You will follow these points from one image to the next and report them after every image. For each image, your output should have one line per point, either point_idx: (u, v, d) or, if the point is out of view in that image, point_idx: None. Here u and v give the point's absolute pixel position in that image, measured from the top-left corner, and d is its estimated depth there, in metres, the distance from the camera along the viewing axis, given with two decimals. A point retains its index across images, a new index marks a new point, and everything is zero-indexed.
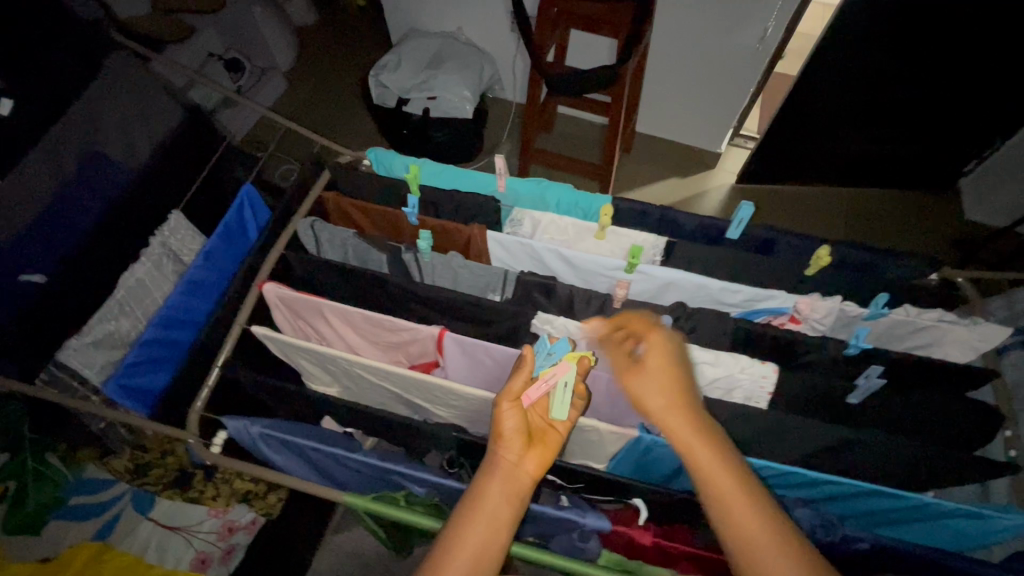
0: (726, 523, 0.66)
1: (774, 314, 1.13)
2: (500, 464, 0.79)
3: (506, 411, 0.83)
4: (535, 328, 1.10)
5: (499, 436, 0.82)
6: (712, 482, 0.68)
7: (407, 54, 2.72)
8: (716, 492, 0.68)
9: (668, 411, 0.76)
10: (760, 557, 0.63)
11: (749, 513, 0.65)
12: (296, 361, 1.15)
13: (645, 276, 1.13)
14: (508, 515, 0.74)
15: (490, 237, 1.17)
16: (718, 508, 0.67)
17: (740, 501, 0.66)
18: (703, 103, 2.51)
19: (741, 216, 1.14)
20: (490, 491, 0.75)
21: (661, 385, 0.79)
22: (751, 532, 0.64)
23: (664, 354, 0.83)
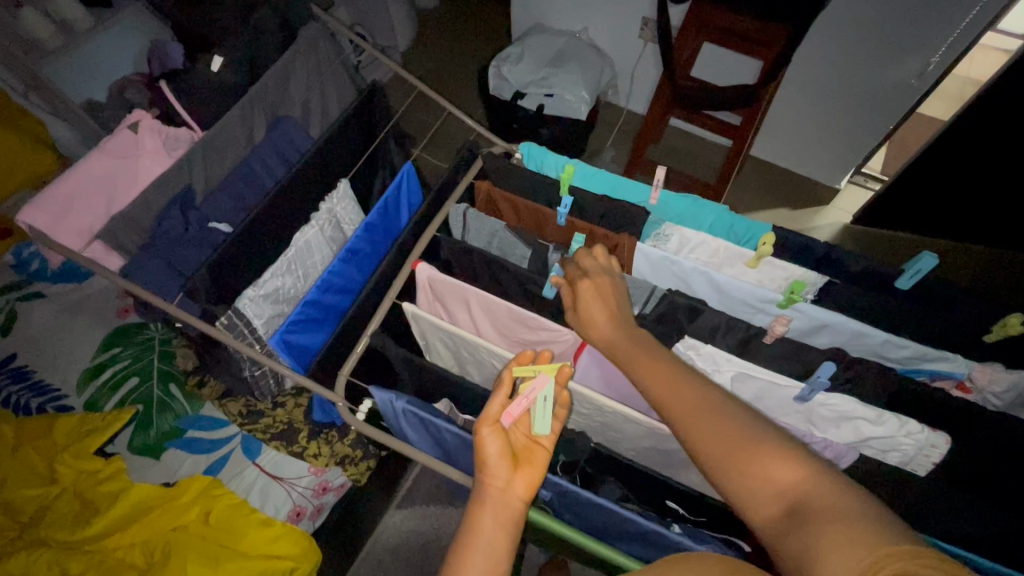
0: (652, 391, 0.70)
1: (945, 378, 1.04)
2: (489, 495, 0.73)
3: (485, 438, 0.76)
4: (679, 351, 1.08)
5: (481, 465, 0.76)
6: (633, 362, 0.75)
7: (529, 48, 2.70)
8: (637, 370, 0.74)
9: (601, 327, 0.84)
10: (678, 408, 0.66)
11: (666, 377, 0.70)
12: (430, 341, 1.17)
13: (803, 315, 1.06)
14: (505, 545, 0.70)
15: (639, 249, 1.13)
16: (642, 382, 0.72)
17: (662, 373, 0.71)
18: (834, 136, 2.35)
19: (920, 267, 1.05)
20: (481, 521, 0.71)
21: (608, 324, 0.83)
22: (667, 390, 0.69)
23: (595, 283, 0.89)
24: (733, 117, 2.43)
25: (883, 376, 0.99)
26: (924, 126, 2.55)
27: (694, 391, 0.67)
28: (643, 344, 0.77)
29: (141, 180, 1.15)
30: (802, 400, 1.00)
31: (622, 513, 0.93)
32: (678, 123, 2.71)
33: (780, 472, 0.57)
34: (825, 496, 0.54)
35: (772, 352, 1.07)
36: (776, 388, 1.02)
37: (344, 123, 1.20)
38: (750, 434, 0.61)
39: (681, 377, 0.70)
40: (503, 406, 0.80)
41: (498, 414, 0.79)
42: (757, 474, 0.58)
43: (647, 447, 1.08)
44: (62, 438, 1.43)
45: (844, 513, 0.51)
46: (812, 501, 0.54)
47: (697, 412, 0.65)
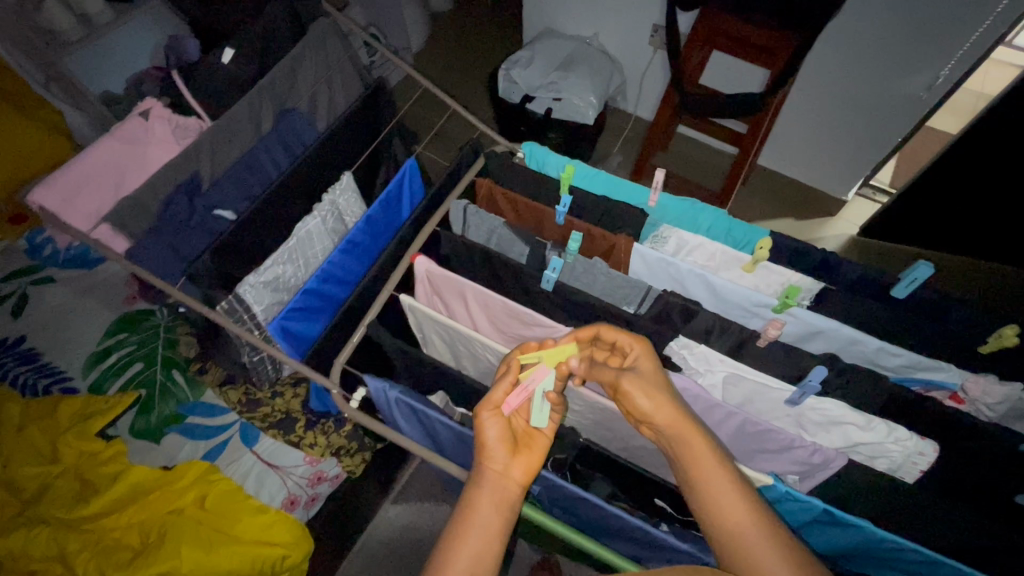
0: (716, 512, 0.67)
1: (938, 388, 1.04)
2: (488, 475, 0.76)
3: (486, 421, 0.80)
4: (671, 350, 1.08)
5: (482, 446, 0.79)
6: (701, 469, 0.71)
7: (539, 52, 2.73)
8: (706, 479, 0.70)
9: (658, 408, 0.77)
10: (748, 547, 0.64)
11: (732, 494, 0.68)
12: (427, 334, 1.19)
13: (797, 319, 1.06)
14: (500, 523, 0.71)
15: (636, 250, 1.15)
16: (703, 487, 0.70)
17: (725, 485, 0.69)
18: (841, 147, 2.35)
19: (915, 276, 1.05)
20: (477, 496, 0.73)
21: (666, 400, 0.77)
22: (738, 519, 0.66)
23: (653, 365, 0.83)
24: (741, 125, 2.44)
25: (876, 382, 0.99)
26: (933, 140, 2.54)
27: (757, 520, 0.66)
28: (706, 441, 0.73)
29: (150, 167, 1.18)
30: (792, 404, 1.01)
31: (608, 509, 0.94)
32: (685, 131, 2.72)
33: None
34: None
35: (765, 356, 1.07)
36: (767, 391, 1.02)
37: (350, 118, 1.22)
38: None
39: (743, 499, 0.68)
40: (505, 393, 0.82)
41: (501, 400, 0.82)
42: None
43: (638, 446, 1.08)
44: (66, 420, 1.47)
45: None
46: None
47: (766, 558, 0.62)
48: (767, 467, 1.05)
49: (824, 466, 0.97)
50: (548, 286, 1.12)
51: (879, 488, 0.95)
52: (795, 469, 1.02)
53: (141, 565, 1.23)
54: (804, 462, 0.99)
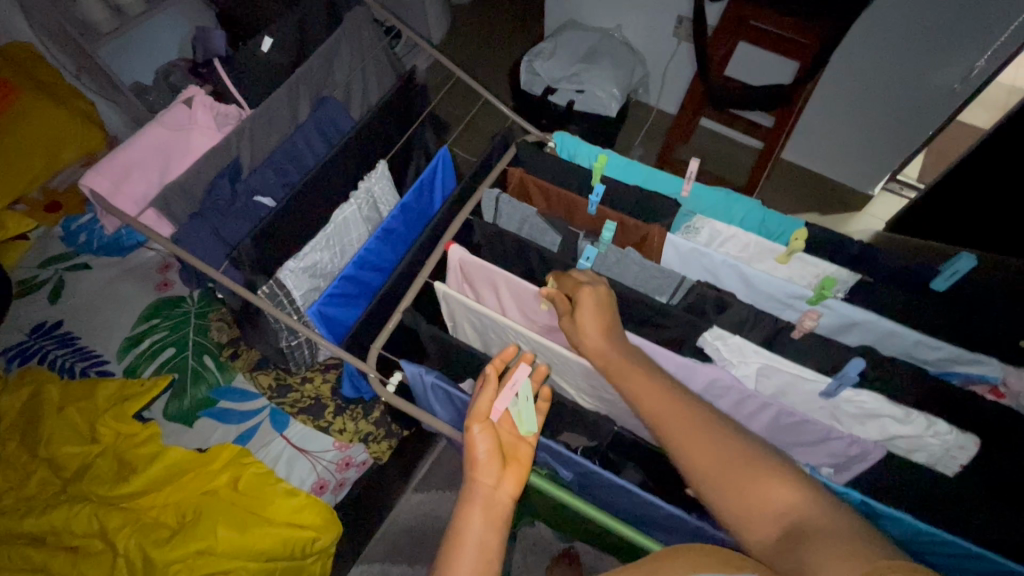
0: (647, 415, 0.76)
1: (977, 381, 1.02)
2: (477, 492, 0.73)
3: (477, 434, 0.78)
4: (703, 341, 1.08)
5: (471, 462, 0.76)
6: (630, 389, 0.80)
7: (562, 44, 2.72)
8: (635, 394, 0.79)
9: (593, 340, 0.89)
10: (683, 440, 0.70)
11: (653, 394, 0.77)
12: (459, 321, 1.20)
13: (833, 311, 1.06)
14: (494, 540, 0.69)
15: (669, 240, 1.15)
16: (634, 400, 0.79)
17: (648, 390, 0.78)
18: (869, 140, 2.32)
19: (958, 268, 1.03)
20: (469, 518, 0.70)
21: (599, 337, 0.88)
22: (672, 421, 0.73)
23: (600, 300, 0.93)
24: (768, 118, 2.41)
25: (916, 375, 0.98)
26: (965, 135, 2.49)
27: (676, 405, 0.74)
28: (634, 366, 0.83)
29: (192, 153, 1.21)
30: (828, 396, 1.00)
31: (642, 495, 0.94)
32: (709, 123, 2.69)
33: (779, 498, 0.62)
34: (812, 513, 0.60)
35: (800, 347, 1.06)
36: (802, 383, 1.02)
37: (384, 105, 1.24)
38: (753, 463, 0.65)
39: (665, 395, 0.76)
40: (491, 403, 0.81)
41: (489, 410, 0.81)
42: (754, 493, 0.63)
43: None
44: (103, 401, 1.50)
45: (823, 523, 0.57)
46: (811, 521, 0.58)
47: (700, 446, 0.69)
48: (799, 458, 1.05)
49: (860, 458, 0.97)
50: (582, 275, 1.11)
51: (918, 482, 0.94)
52: (830, 461, 1.02)
53: (178, 542, 1.27)
54: (840, 454, 0.98)
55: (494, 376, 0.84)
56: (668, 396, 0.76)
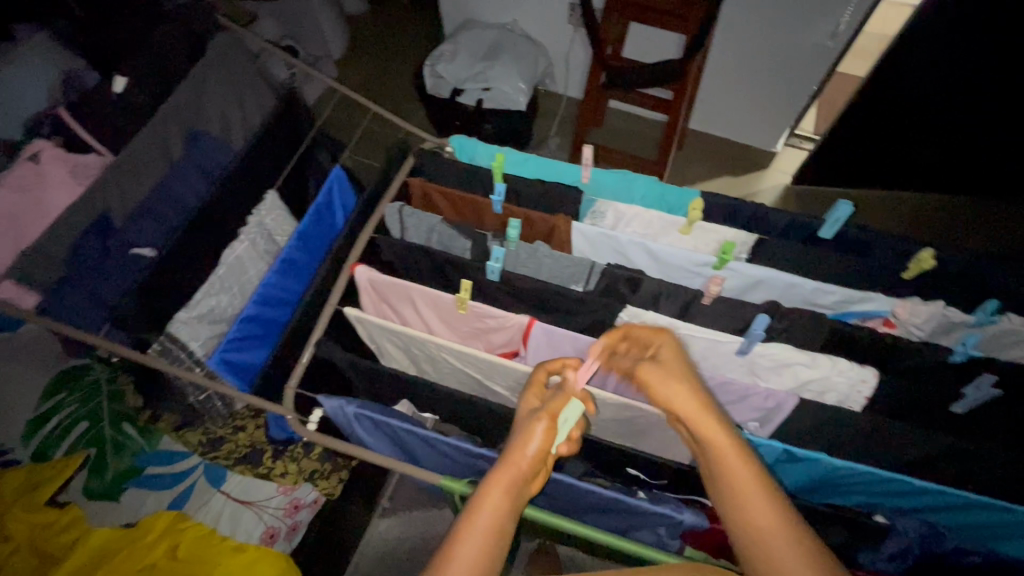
0: (737, 507, 0.69)
1: (869, 316, 1.09)
2: (513, 471, 0.74)
3: (537, 427, 0.78)
4: (620, 321, 1.10)
5: (522, 447, 0.77)
6: (723, 466, 0.72)
7: (462, 44, 2.70)
8: (731, 480, 0.70)
9: (685, 401, 0.78)
10: (769, 548, 0.65)
11: (755, 497, 0.68)
12: (380, 343, 1.17)
13: (736, 273, 1.10)
14: (512, 522, 0.71)
15: (575, 229, 1.17)
16: (727, 484, 0.71)
17: (745, 482, 0.69)
18: (763, 102, 2.44)
19: (838, 215, 1.11)
20: (494, 498, 0.72)
21: (692, 402, 0.77)
22: (760, 525, 0.66)
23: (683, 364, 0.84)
24: (666, 93, 2.50)
25: (814, 321, 1.04)
26: (846, 86, 2.68)
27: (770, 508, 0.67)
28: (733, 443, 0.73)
29: (56, 214, 1.11)
30: (741, 354, 1.04)
31: (578, 485, 0.95)
32: (617, 105, 2.76)
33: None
34: None
35: (713, 313, 1.10)
36: (715, 346, 1.05)
37: (265, 134, 1.18)
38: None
39: (761, 493, 0.68)
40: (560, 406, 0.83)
41: (557, 410, 0.82)
42: None
43: (604, 420, 1.11)
44: (10, 493, 1.35)
45: None
46: None
47: (779, 556, 0.64)
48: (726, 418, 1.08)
49: (777, 409, 1.01)
50: (495, 278, 1.12)
51: (831, 421, 0.99)
52: (755, 416, 1.05)
53: None
54: (760, 408, 1.02)
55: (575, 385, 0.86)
56: (765, 495, 0.68)
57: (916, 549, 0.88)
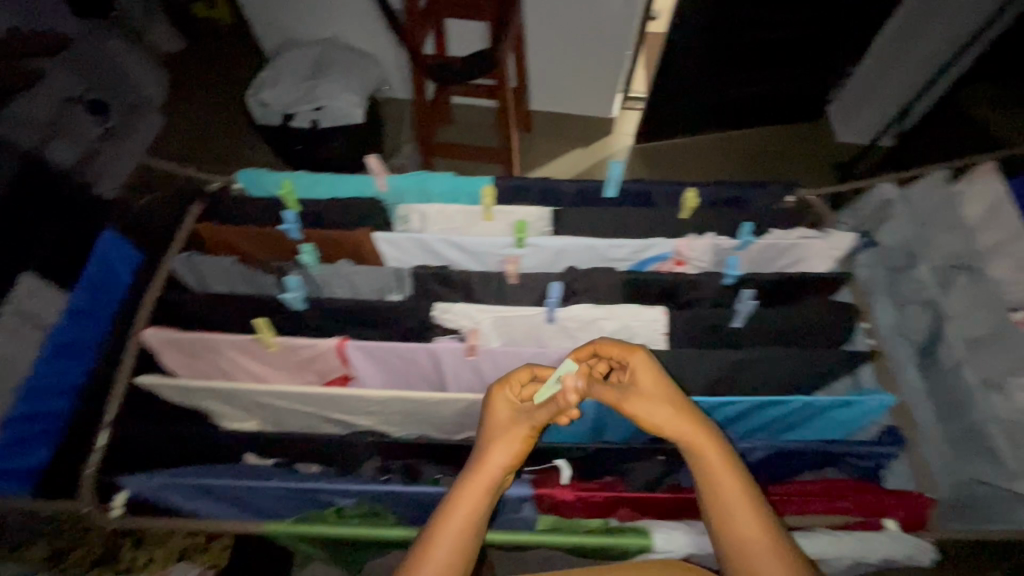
0: (717, 505, 0.73)
1: (659, 261, 1.17)
2: (484, 478, 0.76)
3: (517, 435, 0.80)
4: (436, 319, 1.11)
5: (494, 454, 0.79)
6: (708, 476, 0.74)
7: (283, 67, 2.59)
8: (712, 487, 0.74)
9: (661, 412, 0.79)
10: (748, 555, 0.69)
11: (734, 497, 0.72)
12: (198, 403, 1.10)
13: (535, 248, 1.16)
14: (478, 526, 0.74)
15: (377, 238, 1.17)
16: (705, 486, 0.74)
17: (728, 486, 0.73)
18: (586, 74, 2.57)
19: (614, 174, 1.20)
20: (463, 501, 0.75)
21: (672, 411, 0.78)
22: (745, 529, 0.70)
23: (654, 371, 0.83)
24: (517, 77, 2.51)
25: (608, 277, 1.12)
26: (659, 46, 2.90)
27: (748, 506, 0.71)
28: (712, 451, 0.75)
29: None
30: (550, 322, 1.10)
31: (403, 491, 0.99)
32: (457, 100, 2.79)
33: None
34: None
35: (522, 291, 1.15)
36: (529, 321, 1.11)
37: None
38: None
39: (738, 491, 0.72)
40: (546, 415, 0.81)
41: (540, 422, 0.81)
42: None
43: (446, 418, 1.13)
44: None
45: None
46: None
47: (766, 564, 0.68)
48: None
49: None
50: (301, 306, 1.09)
51: None
52: None
53: None
54: None
55: (585, 386, 0.79)
56: (745, 496, 0.72)
57: None
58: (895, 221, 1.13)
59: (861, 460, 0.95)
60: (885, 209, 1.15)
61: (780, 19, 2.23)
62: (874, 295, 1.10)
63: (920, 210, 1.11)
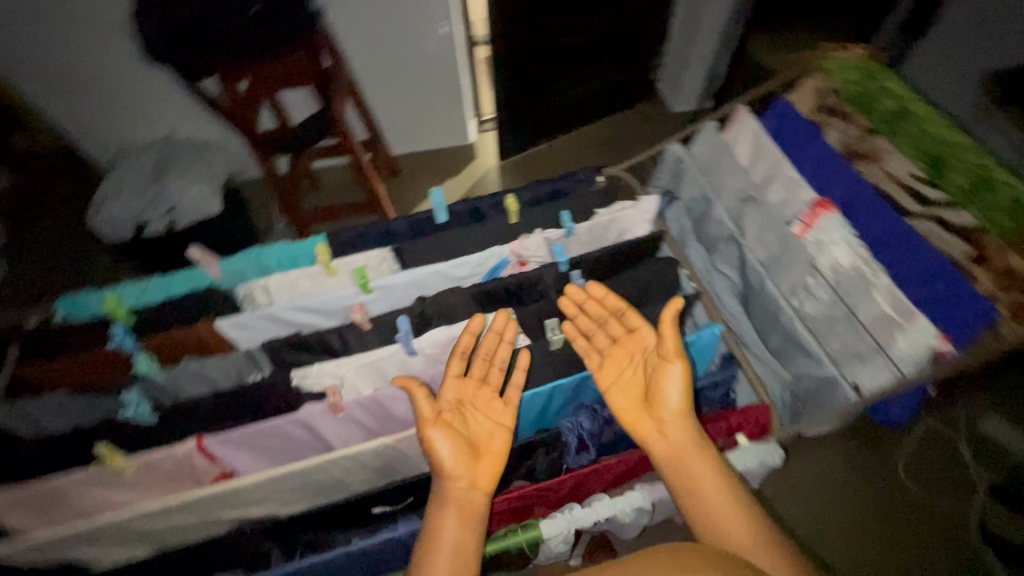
0: (700, 489, 0.87)
1: (504, 267, 1.23)
2: (453, 492, 0.90)
3: (436, 439, 0.93)
4: (297, 386, 1.09)
5: (441, 468, 0.92)
6: (690, 465, 0.90)
7: (119, 178, 2.27)
8: (694, 475, 0.89)
9: (663, 408, 0.95)
10: (722, 527, 0.82)
11: (714, 482, 0.87)
12: (59, 556, 1.00)
13: (381, 290, 1.17)
14: (465, 532, 0.86)
15: (220, 326, 1.13)
16: (690, 477, 0.89)
17: (705, 473, 0.88)
18: (433, 107, 2.62)
19: (438, 202, 1.28)
20: (445, 520, 0.86)
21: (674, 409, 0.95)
22: (720, 507, 0.84)
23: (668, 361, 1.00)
24: (363, 130, 2.51)
25: (457, 297, 1.16)
26: None
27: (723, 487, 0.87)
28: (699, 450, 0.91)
29: None
30: (413, 354, 1.11)
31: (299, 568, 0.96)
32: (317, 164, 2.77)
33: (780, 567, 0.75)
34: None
35: (380, 334, 1.16)
36: (392, 359, 1.11)
37: None
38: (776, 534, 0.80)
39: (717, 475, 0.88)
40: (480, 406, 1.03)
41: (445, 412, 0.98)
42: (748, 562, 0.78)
43: (341, 481, 1.10)
44: None
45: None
46: None
47: (732, 536, 0.81)
48: None
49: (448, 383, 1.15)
50: (150, 418, 1.07)
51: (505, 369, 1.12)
52: None
53: None
54: None
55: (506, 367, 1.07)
56: (722, 482, 0.87)
57: (586, 437, 1.04)
58: (687, 176, 1.27)
59: (709, 391, 1.06)
60: (679, 165, 1.30)
61: (581, 21, 2.40)
62: (687, 245, 1.25)
63: (705, 161, 1.27)
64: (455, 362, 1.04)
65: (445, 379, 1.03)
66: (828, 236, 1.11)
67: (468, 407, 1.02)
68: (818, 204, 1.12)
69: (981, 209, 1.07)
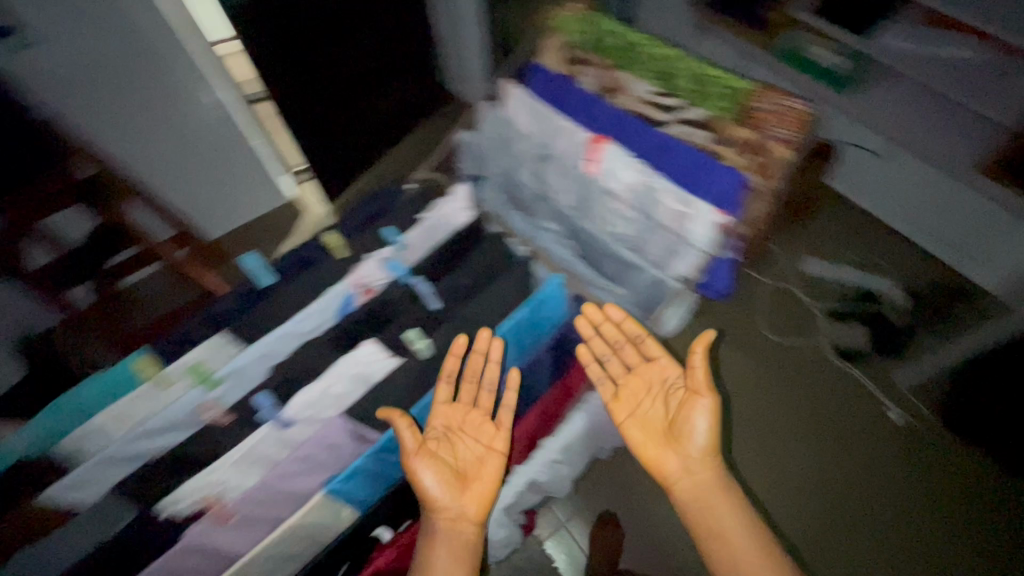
0: (718, 524, 1.06)
1: (351, 301, 1.18)
2: (442, 524, 1.04)
3: (424, 472, 1.04)
4: (165, 515, 0.97)
5: (434, 501, 1.05)
6: (711, 504, 1.08)
7: None
8: (713, 511, 1.07)
9: (689, 451, 1.12)
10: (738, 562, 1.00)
11: (732, 520, 1.06)
12: None
13: (228, 376, 1.06)
14: (450, 562, 1.01)
15: (46, 497, 0.96)
16: (711, 514, 1.07)
17: (728, 517, 1.06)
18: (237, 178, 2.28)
19: (254, 266, 1.21)
20: (437, 552, 1.01)
21: (700, 453, 1.11)
22: (737, 540, 1.03)
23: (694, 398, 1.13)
24: (167, 229, 2.16)
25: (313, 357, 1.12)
26: None
27: (737, 523, 1.05)
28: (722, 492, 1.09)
29: None
30: (286, 424, 1.03)
31: None
32: None
33: None
34: None
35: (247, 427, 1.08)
36: (266, 441, 1.02)
37: None
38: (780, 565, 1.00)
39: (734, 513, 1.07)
40: (478, 437, 1.15)
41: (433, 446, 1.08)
42: None
43: None
44: None
45: None
46: None
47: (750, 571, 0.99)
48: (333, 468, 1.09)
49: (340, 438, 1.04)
50: None
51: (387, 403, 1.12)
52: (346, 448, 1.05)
53: None
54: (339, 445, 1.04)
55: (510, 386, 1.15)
56: (737, 519, 1.06)
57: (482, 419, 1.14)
58: (482, 158, 1.44)
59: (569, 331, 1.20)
60: (472, 148, 1.45)
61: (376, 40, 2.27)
62: (503, 213, 1.41)
63: (494, 142, 1.41)
64: (445, 390, 1.12)
65: (434, 406, 1.13)
66: (613, 161, 1.21)
67: (457, 434, 1.13)
68: (593, 140, 1.23)
69: (709, 101, 1.16)
